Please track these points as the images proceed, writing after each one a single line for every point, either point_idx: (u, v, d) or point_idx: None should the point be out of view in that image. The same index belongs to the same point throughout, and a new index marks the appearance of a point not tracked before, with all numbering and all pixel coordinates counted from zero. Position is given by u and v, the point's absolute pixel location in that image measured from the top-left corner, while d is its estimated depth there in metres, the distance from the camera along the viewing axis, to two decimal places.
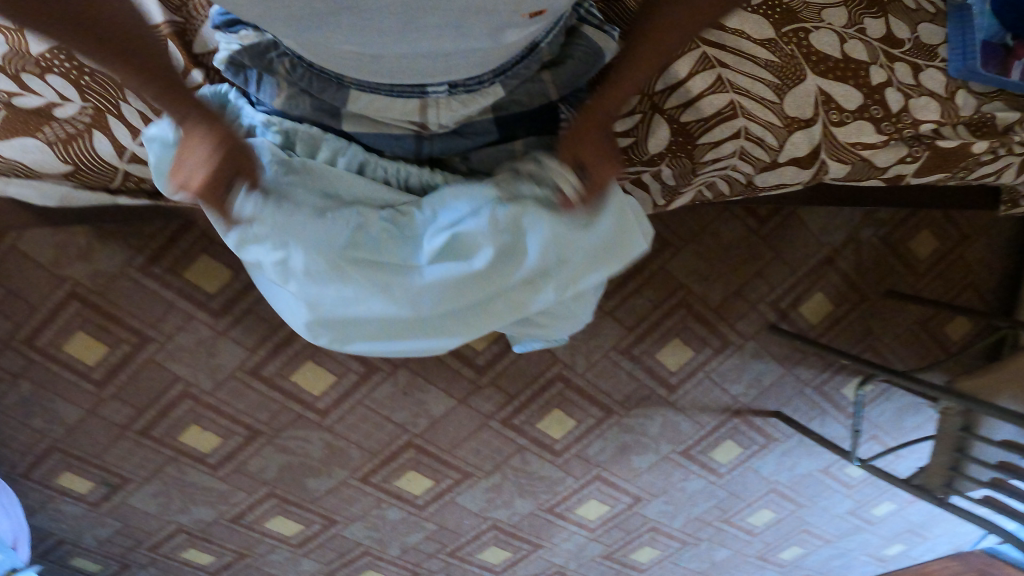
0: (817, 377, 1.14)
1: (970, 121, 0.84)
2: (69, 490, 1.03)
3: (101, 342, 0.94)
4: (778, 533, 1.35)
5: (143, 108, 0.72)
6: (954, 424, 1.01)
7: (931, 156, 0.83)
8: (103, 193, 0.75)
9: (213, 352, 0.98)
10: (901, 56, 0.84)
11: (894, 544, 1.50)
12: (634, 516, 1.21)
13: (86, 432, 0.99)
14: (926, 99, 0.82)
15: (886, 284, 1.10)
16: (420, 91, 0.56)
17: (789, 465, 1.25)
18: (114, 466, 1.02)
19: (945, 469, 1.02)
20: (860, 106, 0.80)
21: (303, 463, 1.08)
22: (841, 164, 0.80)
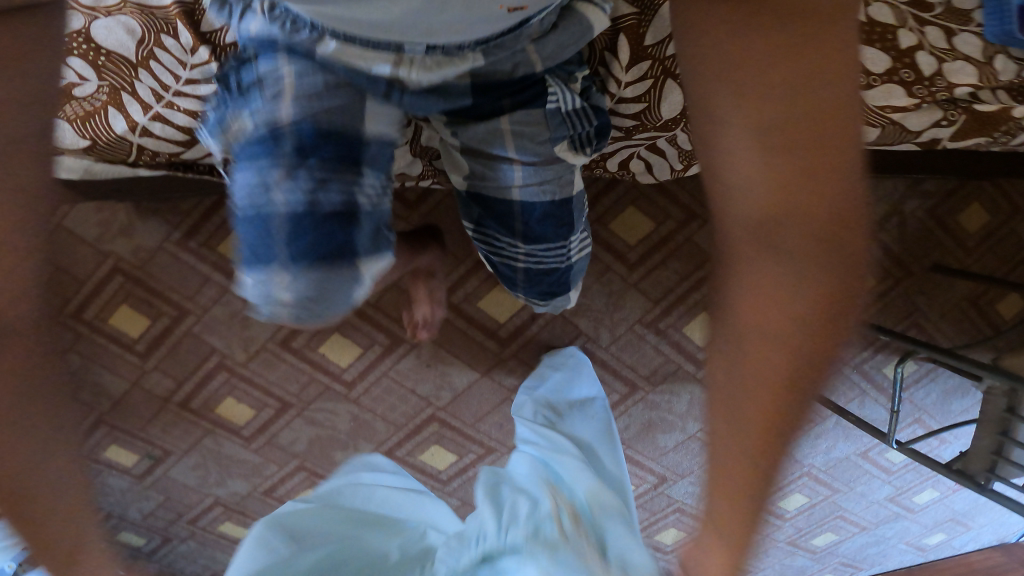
0: (856, 356, 1.09)
1: (1013, 86, 0.78)
2: (115, 463, 1.08)
3: (142, 315, 0.98)
4: (810, 519, 1.32)
5: (154, 84, 0.74)
6: (998, 406, 0.95)
7: (970, 120, 0.78)
8: (124, 165, 0.79)
9: (246, 324, 1.02)
10: (932, 20, 0.78)
11: (936, 533, 1.44)
12: (659, 496, 1.20)
13: (130, 405, 1.04)
14: (961, 63, 0.76)
15: (932, 258, 1.04)
16: (396, 48, 0.53)
17: (825, 448, 1.22)
18: (157, 438, 1.07)
19: (988, 452, 0.97)
20: (890, 68, 0.75)
21: (331, 436, 1.11)
22: (868, 128, 0.76)
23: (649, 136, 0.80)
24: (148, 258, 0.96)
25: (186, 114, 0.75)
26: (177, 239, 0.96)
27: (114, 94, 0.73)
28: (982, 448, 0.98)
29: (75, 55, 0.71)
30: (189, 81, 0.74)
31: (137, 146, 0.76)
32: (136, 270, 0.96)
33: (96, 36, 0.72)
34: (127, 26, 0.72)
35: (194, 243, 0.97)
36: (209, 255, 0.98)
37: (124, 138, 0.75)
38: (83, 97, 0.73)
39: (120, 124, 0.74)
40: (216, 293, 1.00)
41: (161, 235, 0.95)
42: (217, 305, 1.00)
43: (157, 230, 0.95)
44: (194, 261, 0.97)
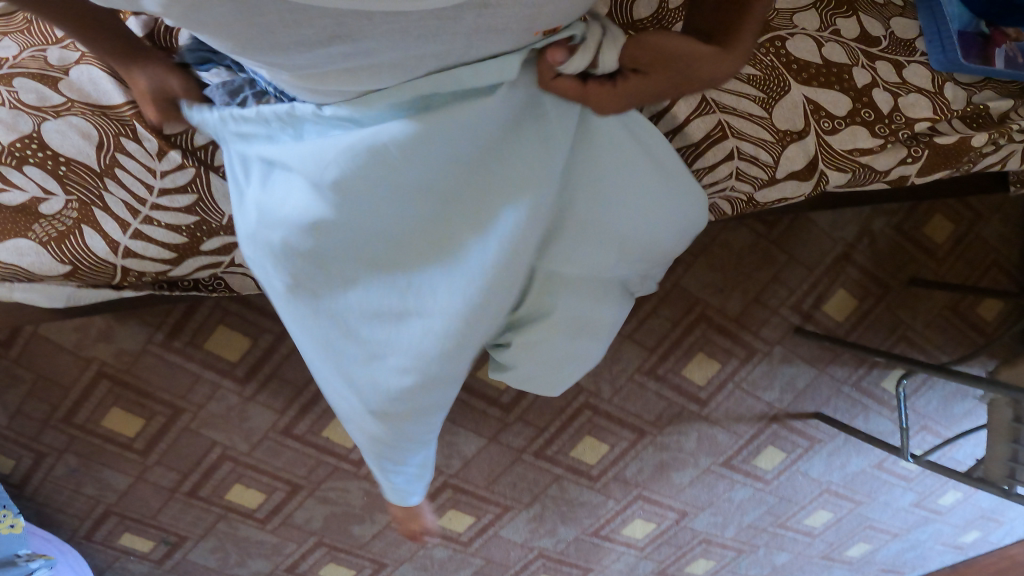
0: (853, 373, 1.10)
1: (967, 115, 0.80)
2: (132, 549, 1.07)
3: (135, 416, 0.98)
4: (840, 533, 1.30)
5: (128, 196, 0.66)
6: (1004, 416, 0.94)
7: (932, 155, 0.79)
8: (108, 287, 0.71)
9: (244, 416, 1.02)
10: (880, 54, 0.79)
11: (970, 532, 1.42)
12: (683, 530, 1.19)
13: (138, 497, 1.03)
14: (915, 96, 0.78)
15: (908, 272, 1.05)
16: None
17: (840, 465, 1.21)
18: (170, 525, 1.07)
19: (1005, 458, 0.93)
20: (850, 110, 0.76)
21: (346, 511, 1.11)
22: (838, 172, 0.76)
23: None
24: (132, 360, 0.94)
25: (167, 230, 0.67)
26: (160, 340, 0.95)
27: (85, 211, 0.65)
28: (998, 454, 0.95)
29: (33, 164, 0.63)
30: (163, 192, 0.66)
31: (121, 268, 0.68)
32: (121, 373, 0.95)
33: (49, 141, 0.64)
34: (82, 129, 0.64)
35: (178, 342, 0.95)
36: (196, 352, 0.96)
37: (106, 261, 0.67)
38: (52, 215, 0.64)
39: (98, 244, 0.66)
40: (209, 389, 0.99)
41: (143, 338, 0.94)
42: (212, 400, 1.00)
43: (138, 332, 0.93)
44: (182, 360, 0.96)
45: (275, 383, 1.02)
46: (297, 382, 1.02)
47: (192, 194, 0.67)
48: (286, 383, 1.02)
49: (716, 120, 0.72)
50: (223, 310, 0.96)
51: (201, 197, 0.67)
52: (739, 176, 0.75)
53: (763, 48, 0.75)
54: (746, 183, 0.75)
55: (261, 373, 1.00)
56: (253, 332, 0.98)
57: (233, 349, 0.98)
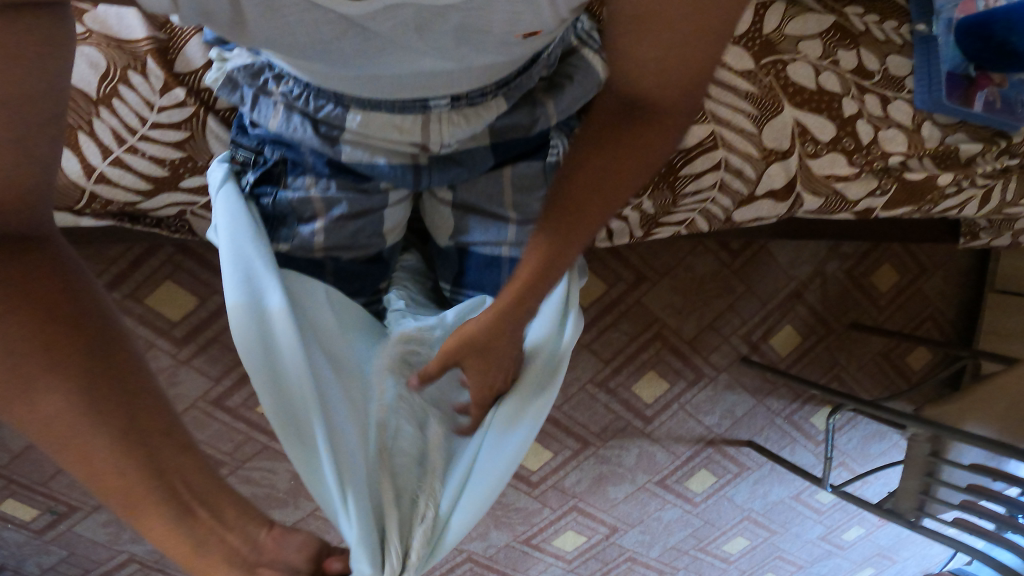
0: (787, 407, 1.17)
1: (936, 153, 0.88)
2: (12, 517, 0.97)
3: None
4: (752, 560, 1.36)
5: (117, 126, 0.61)
6: (923, 451, 0.99)
7: (899, 189, 0.87)
8: (66, 212, 0.64)
9: (174, 381, 0.95)
10: (870, 88, 0.85)
11: (865, 568, 1.53)
12: (611, 546, 1.21)
13: (34, 459, 0.94)
14: (894, 131, 0.85)
15: (850, 316, 1.15)
16: (423, 105, 0.51)
17: (761, 493, 1.27)
18: (63, 494, 0.97)
19: (916, 493, 1.01)
20: (833, 137, 0.82)
21: (269, 494, 1.06)
22: (814, 197, 0.84)
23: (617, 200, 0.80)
24: None
25: (151, 162, 0.63)
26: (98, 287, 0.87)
27: (65, 132, 0.60)
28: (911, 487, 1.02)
29: None
30: (156, 125, 0.62)
31: (91, 193, 0.62)
32: None
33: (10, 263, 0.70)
34: (91, 58, 0.60)
35: (118, 293, 0.88)
36: (135, 306, 0.89)
37: (77, 183, 0.61)
38: None
39: (72, 165, 0.61)
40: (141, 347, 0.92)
41: None
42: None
43: None
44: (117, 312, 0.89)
45: (215, 350, 0.95)
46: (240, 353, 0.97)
47: (186, 132, 0.63)
48: (228, 352, 0.96)
49: (709, 130, 0.79)
50: (174, 266, 0.90)
51: (194, 135, 0.63)
52: (721, 188, 0.81)
53: (764, 69, 0.81)
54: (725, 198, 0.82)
55: (201, 338, 0.94)
56: (202, 293, 0.92)
57: (175, 309, 0.91)
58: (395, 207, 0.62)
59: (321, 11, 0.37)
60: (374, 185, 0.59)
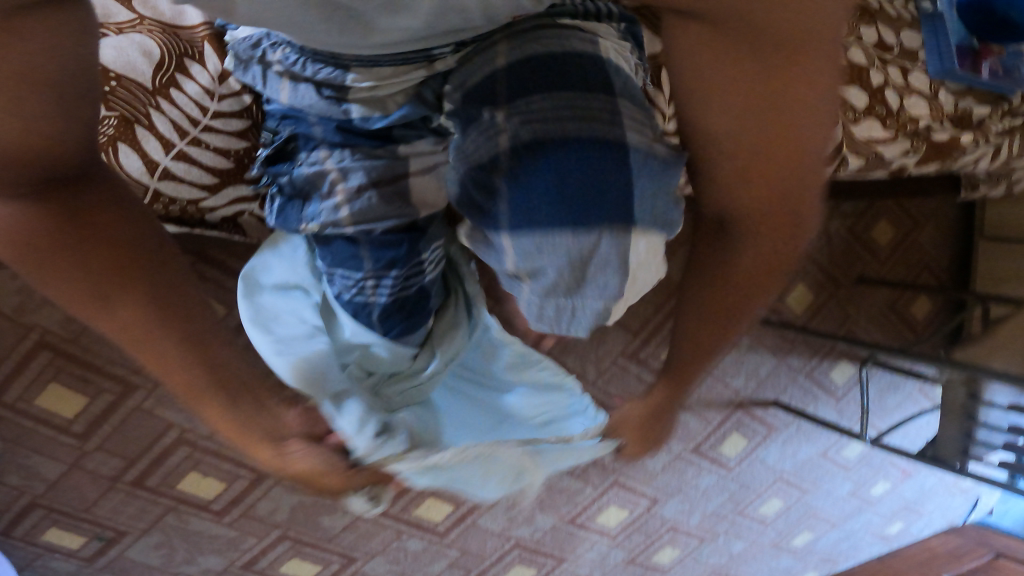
0: (807, 364, 1.21)
1: (955, 116, 0.92)
2: (59, 546, 0.98)
3: (78, 393, 0.90)
4: (787, 521, 1.40)
5: (179, 116, 0.67)
6: (961, 396, 1.03)
7: (928, 149, 0.92)
8: None
9: None
10: (891, 60, 0.92)
11: (894, 522, 1.57)
12: (652, 518, 1.24)
13: (72, 486, 0.95)
14: (918, 97, 0.90)
15: (856, 271, 1.20)
16: (425, 56, 0.52)
17: (791, 453, 1.31)
18: (107, 519, 0.99)
19: (957, 438, 1.04)
20: (868, 105, 0.86)
21: (316, 501, 1.08)
22: (857, 158, 0.86)
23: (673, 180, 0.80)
24: (81, 330, 0.88)
25: (215, 153, 0.69)
26: None
27: (124, 128, 0.64)
28: (952, 433, 1.05)
29: None
30: (217, 114, 0.68)
31: (152, 191, 0.66)
32: (68, 344, 0.87)
33: None
34: (145, 48, 0.66)
35: None
36: None
37: (140, 182, 0.65)
38: None
39: (133, 163, 0.64)
40: None
41: None
42: None
43: None
44: None
45: None
46: None
47: (246, 120, 0.70)
48: None
49: None
50: None
51: (255, 122, 0.70)
52: None
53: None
54: None
55: None
56: None
57: None
58: (420, 174, 0.64)
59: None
60: (393, 150, 0.62)
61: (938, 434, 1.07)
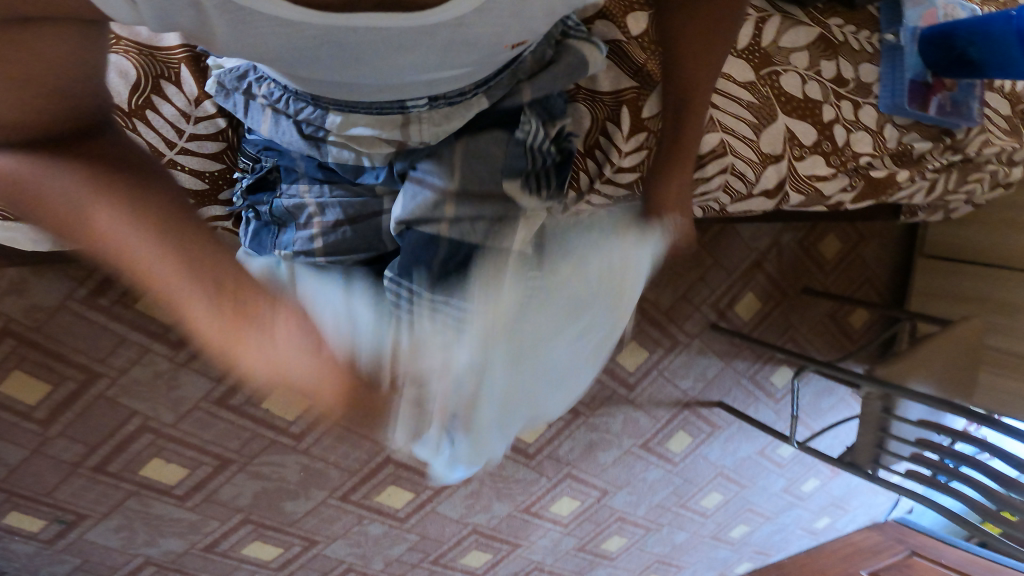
0: (752, 368, 1.30)
1: (894, 153, 1.00)
2: (18, 529, 0.99)
3: (41, 380, 0.91)
4: (727, 513, 1.50)
5: (154, 139, 0.68)
6: (876, 408, 1.14)
7: (867, 185, 0.98)
8: None
9: (174, 385, 1.00)
10: (845, 95, 0.97)
11: (822, 517, 1.70)
12: (602, 508, 1.32)
13: (32, 471, 0.96)
14: (862, 133, 0.96)
15: (802, 282, 1.29)
16: (401, 106, 0.53)
17: (731, 450, 1.41)
18: (68, 503, 1.00)
19: (871, 446, 1.15)
20: (815, 142, 0.93)
21: (279, 487, 1.11)
22: (797, 194, 0.94)
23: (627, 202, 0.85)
24: (44, 318, 0.88)
25: (190, 175, 0.71)
26: (82, 296, 0.89)
27: None
28: (867, 441, 1.16)
29: None
30: (193, 137, 0.70)
31: None
32: (30, 331, 0.87)
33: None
34: (121, 67, 0.66)
35: (104, 300, 0.91)
36: (124, 312, 0.93)
37: None
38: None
39: None
40: (135, 353, 0.95)
41: (62, 292, 0.88)
42: (136, 365, 0.96)
43: (56, 286, 0.87)
44: (107, 320, 0.92)
45: None
46: None
47: (222, 143, 0.71)
48: None
49: (720, 138, 0.86)
50: None
51: (230, 146, 0.71)
52: (725, 189, 0.89)
53: (762, 80, 0.91)
54: (725, 197, 0.90)
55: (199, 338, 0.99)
56: None
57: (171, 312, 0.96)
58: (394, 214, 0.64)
59: (293, 28, 0.38)
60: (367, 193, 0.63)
61: (857, 441, 1.18)
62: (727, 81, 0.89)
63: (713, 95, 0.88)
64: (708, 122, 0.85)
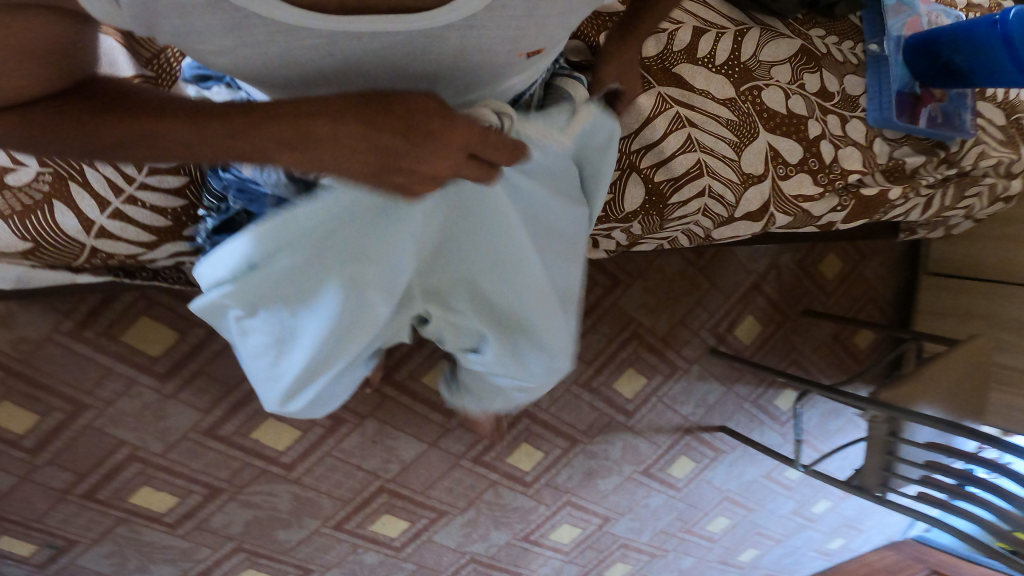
0: (754, 392, 1.27)
1: (886, 168, 0.97)
2: (9, 553, 0.98)
3: (29, 410, 0.91)
4: (735, 538, 1.46)
5: (113, 175, 0.64)
6: (882, 431, 1.09)
7: (858, 204, 0.96)
8: (64, 270, 0.67)
9: (162, 415, 0.99)
10: (831, 108, 0.93)
11: (836, 538, 1.64)
12: (604, 535, 1.28)
13: (21, 499, 0.95)
14: (851, 149, 0.93)
15: (804, 304, 1.25)
16: None
17: (737, 474, 1.37)
18: (59, 529, 0.99)
19: (879, 469, 1.11)
20: (800, 160, 0.90)
21: (271, 516, 1.09)
22: (784, 215, 0.91)
23: (609, 225, 0.86)
24: (32, 351, 0.88)
25: (151, 212, 0.66)
26: (67, 329, 0.90)
27: (60, 185, 0.62)
28: (874, 464, 1.11)
29: None
30: (152, 171, 0.66)
31: (90, 248, 0.65)
32: (19, 363, 0.88)
33: None
34: None
35: (90, 332, 0.91)
36: (111, 344, 0.93)
37: (76, 240, 0.63)
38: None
39: (70, 222, 0.63)
40: (122, 384, 0.95)
41: (48, 325, 0.89)
42: (123, 397, 0.96)
43: (42, 319, 0.88)
44: (93, 352, 0.92)
45: (202, 380, 1.00)
46: (227, 380, 1.01)
47: (183, 176, 0.67)
48: (215, 380, 1.01)
49: (695, 159, 0.84)
50: (148, 301, 0.94)
51: (192, 179, 0.67)
52: (705, 212, 0.88)
53: (742, 96, 0.88)
54: (707, 220, 0.90)
55: (186, 369, 0.98)
56: (184, 326, 0.97)
57: (158, 343, 0.96)
58: None
59: (292, 32, 0.36)
60: None
61: (863, 464, 1.13)
62: (704, 98, 0.86)
63: (690, 114, 0.85)
64: (683, 143, 0.84)
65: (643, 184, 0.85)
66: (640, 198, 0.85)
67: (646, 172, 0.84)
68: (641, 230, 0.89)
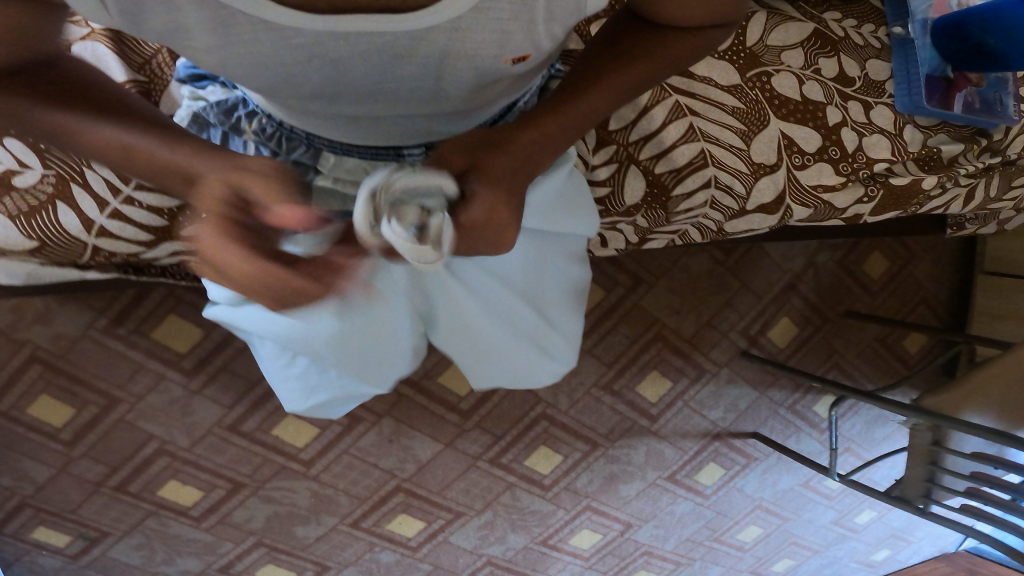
0: (790, 398, 1.20)
1: (920, 157, 0.88)
2: (45, 543, 1.00)
3: (66, 404, 0.93)
4: (767, 548, 1.38)
5: (110, 175, 0.63)
6: (924, 439, 1.01)
7: (886, 195, 0.88)
8: (72, 267, 0.69)
9: (188, 411, 0.99)
10: (853, 94, 0.85)
11: (879, 550, 1.54)
12: (627, 542, 1.23)
13: (58, 490, 0.97)
14: (878, 137, 0.85)
15: (845, 305, 1.17)
16: (396, 154, 0.53)
17: (771, 482, 1.29)
18: (92, 520, 1.01)
19: (921, 480, 1.02)
20: (820, 148, 0.83)
21: (290, 512, 1.09)
22: (803, 208, 0.84)
23: (612, 220, 0.82)
24: (69, 346, 0.90)
25: (148, 212, 0.65)
26: (103, 325, 0.91)
27: (62, 186, 0.62)
28: (916, 475, 1.03)
29: None
30: None
31: (92, 247, 0.65)
32: (57, 358, 0.90)
33: None
34: None
35: (122, 330, 0.92)
36: (141, 341, 0.94)
37: (79, 239, 0.64)
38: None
39: (72, 221, 0.63)
40: (151, 380, 0.96)
41: (84, 322, 0.90)
42: (153, 392, 0.97)
43: (80, 316, 0.90)
44: (125, 348, 0.93)
45: (226, 377, 1.00)
46: (249, 378, 1.01)
47: None
48: (237, 378, 1.00)
49: (699, 148, 0.79)
50: (176, 299, 0.94)
51: None
52: (713, 205, 0.82)
53: (750, 82, 0.82)
54: (716, 213, 0.83)
55: (210, 367, 0.99)
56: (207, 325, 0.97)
57: (184, 341, 0.96)
58: None
59: (282, 32, 0.35)
60: None
61: (904, 474, 1.05)
62: (707, 85, 0.80)
63: (692, 102, 0.79)
64: (685, 132, 0.78)
65: (643, 177, 0.79)
66: (640, 192, 0.80)
67: (645, 164, 0.79)
68: (647, 224, 0.84)
